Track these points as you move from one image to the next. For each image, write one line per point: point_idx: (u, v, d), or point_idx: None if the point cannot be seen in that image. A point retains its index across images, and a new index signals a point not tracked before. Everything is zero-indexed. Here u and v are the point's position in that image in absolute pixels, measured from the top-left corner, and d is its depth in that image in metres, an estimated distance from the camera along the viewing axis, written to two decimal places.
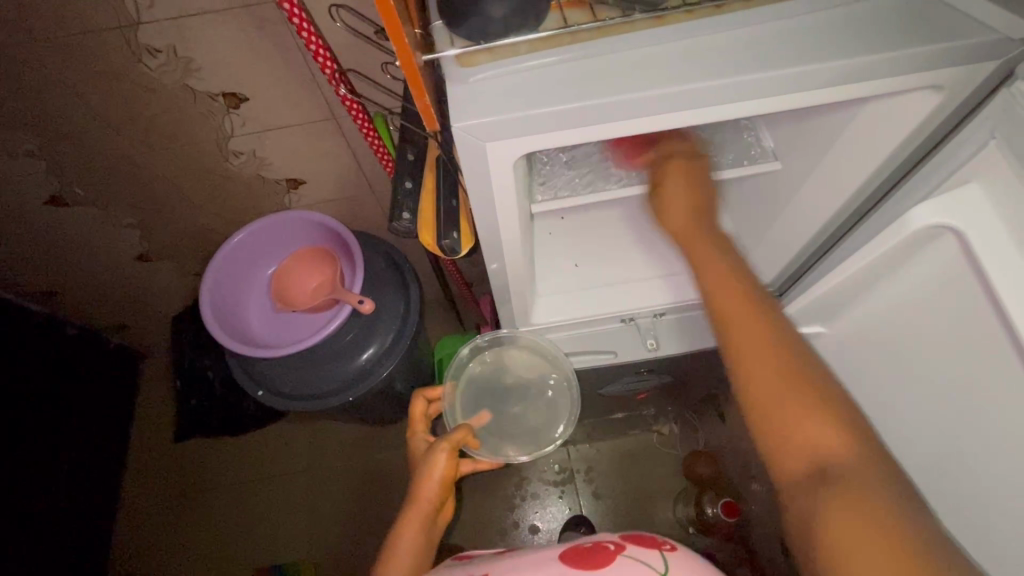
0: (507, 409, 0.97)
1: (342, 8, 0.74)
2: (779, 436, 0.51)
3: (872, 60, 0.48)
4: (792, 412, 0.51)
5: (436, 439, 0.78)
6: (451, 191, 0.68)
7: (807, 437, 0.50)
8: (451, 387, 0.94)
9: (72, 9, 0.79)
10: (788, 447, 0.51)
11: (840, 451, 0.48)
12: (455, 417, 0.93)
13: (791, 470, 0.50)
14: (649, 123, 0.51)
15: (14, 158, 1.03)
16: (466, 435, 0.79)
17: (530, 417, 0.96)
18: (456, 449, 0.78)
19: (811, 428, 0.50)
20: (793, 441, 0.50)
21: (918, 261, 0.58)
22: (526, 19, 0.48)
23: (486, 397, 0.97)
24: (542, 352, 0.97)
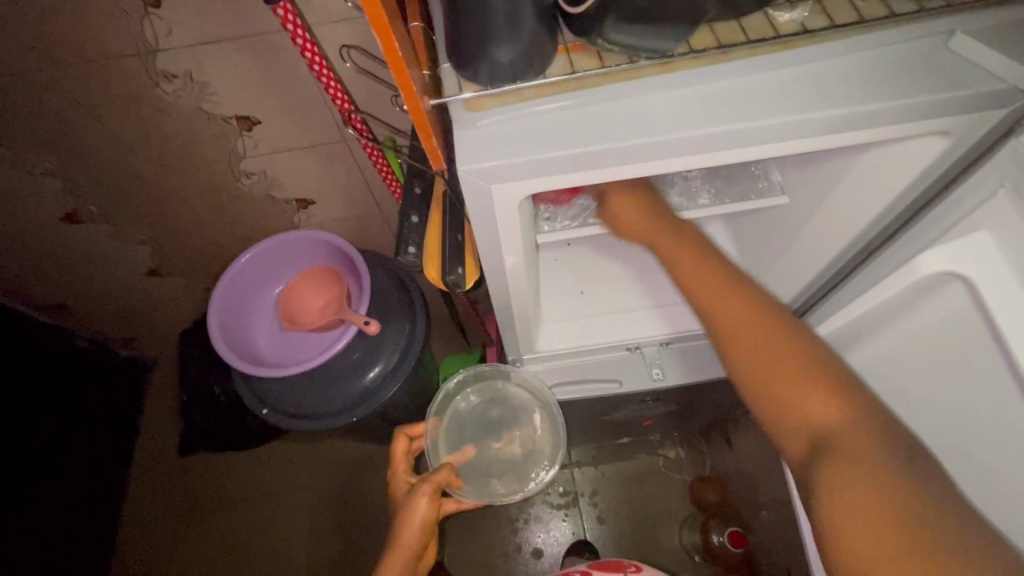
0: (492, 444, 0.94)
1: (352, 49, 0.78)
2: (785, 419, 0.54)
3: (877, 108, 0.48)
4: (796, 391, 0.54)
5: (418, 480, 0.78)
6: (457, 225, 0.68)
7: (805, 412, 0.53)
8: (434, 422, 0.93)
9: (92, 36, 0.81)
10: (793, 428, 0.53)
11: (836, 421, 0.51)
12: (438, 453, 0.91)
13: (793, 443, 0.54)
14: (654, 166, 0.52)
15: (31, 176, 1.06)
16: (448, 475, 0.79)
17: (517, 452, 0.94)
18: (438, 491, 0.77)
19: (809, 402, 0.53)
20: (795, 417, 0.53)
21: (927, 306, 0.57)
22: (531, 65, 0.49)
23: (471, 431, 0.95)
24: (530, 387, 0.97)
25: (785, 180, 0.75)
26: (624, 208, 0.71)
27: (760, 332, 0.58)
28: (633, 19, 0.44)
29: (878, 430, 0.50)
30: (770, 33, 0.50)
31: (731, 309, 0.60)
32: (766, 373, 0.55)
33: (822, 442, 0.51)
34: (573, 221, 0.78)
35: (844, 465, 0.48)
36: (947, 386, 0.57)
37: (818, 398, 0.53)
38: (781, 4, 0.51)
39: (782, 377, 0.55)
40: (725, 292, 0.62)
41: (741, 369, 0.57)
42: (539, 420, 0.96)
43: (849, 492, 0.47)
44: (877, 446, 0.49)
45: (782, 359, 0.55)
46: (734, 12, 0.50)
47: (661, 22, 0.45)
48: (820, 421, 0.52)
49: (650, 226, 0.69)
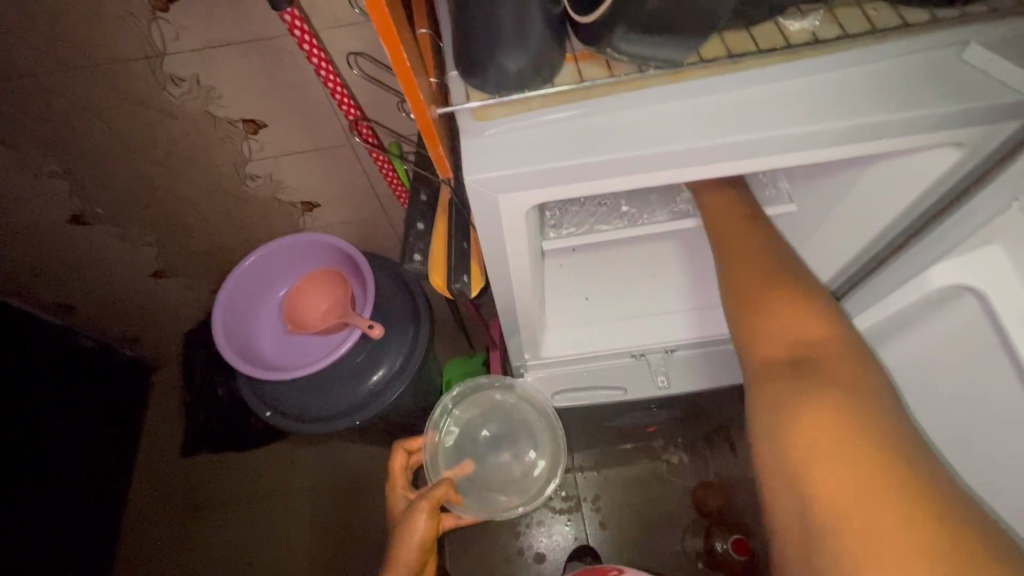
0: (491, 458, 0.96)
1: (359, 56, 0.78)
2: (771, 324, 0.61)
3: (888, 119, 0.48)
4: (784, 307, 0.61)
5: (416, 497, 0.78)
6: (463, 232, 0.68)
7: (791, 323, 0.60)
8: (433, 435, 0.95)
9: (100, 39, 0.81)
10: (776, 334, 0.60)
11: (822, 333, 0.58)
12: (437, 467, 0.93)
13: (773, 357, 0.59)
14: (662, 176, 0.52)
15: (38, 178, 1.06)
16: (447, 491, 0.79)
17: (517, 466, 0.96)
18: (437, 507, 0.78)
19: (797, 312, 0.61)
20: (784, 326, 0.60)
21: (938, 318, 0.57)
22: (538, 74, 0.48)
23: (471, 445, 0.97)
24: (530, 399, 0.98)
25: (794, 187, 0.75)
26: (713, 199, 0.73)
27: (760, 260, 0.67)
28: (643, 30, 0.44)
29: (860, 350, 0.57)
30: (781, 43, 0.50)
31: (739, 247, 0.68)
32: (767, 286, 0.64)
33: (800, 357, 0.57)
34: (579, 228, 0.77)
35: (821, 371, 0.54)
36: (956, 399, 0.56)
37: (806, 311, 0.61)
38: (791, 14, 0.50)
39: (779, 292, 0.63)
40: (742, 238, 0.69)
41: (739, 283, 0.66)
42: (539, 434, 0.98)
43: (821, 411, 0.50)
44: (860, 369, 0.54)
45: (781, 279, 0.64)
46: (745, 22, 0.49)
47: (672, 32, 0.44)
48: (803, 330, 0.59)
49: (720, 214, 0.71)
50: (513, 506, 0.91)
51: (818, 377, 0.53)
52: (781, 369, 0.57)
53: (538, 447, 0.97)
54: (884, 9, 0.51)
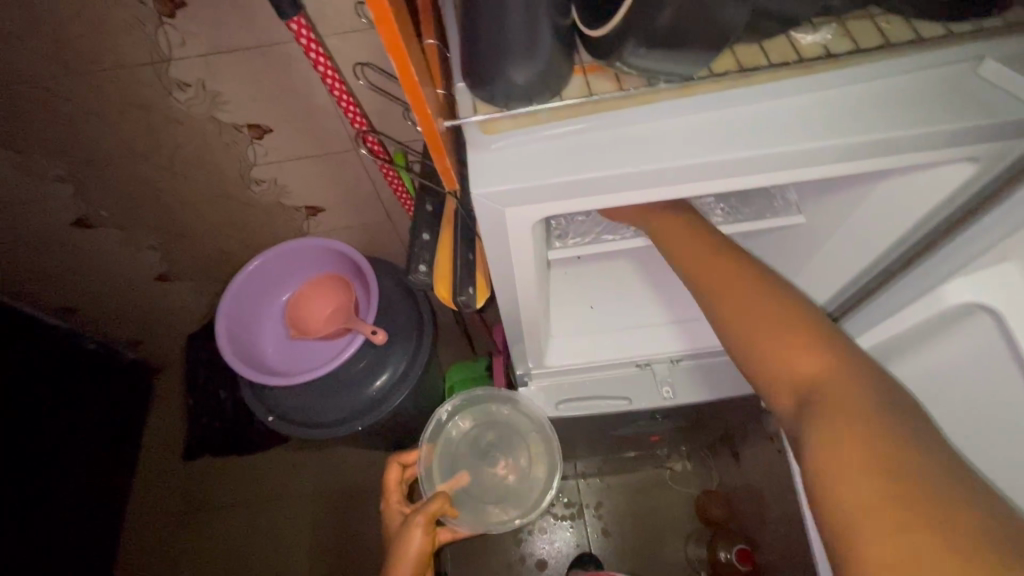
0: (487, 469, 0.98)
1: (367, 66, 0.78)
2: (773, 372, 0.55)
3: (899, 134, 0.47)
4: (783, 344, 0.55)
5: (412, 510, 0.78)
6: (469, 244, 0.67)
7: (791, 366, 0.54)
8: (428, 449, 0.96)
9: (107, 45, 0.81)
10: (780, 382, 0.54)
11: (820, 372, 0.52)
12: (433, 480, 0.94)
13: (781, 401, 0.54)
14: (671, 189, 0.51)
15: (43, 182, 1.06)
16: (443, 504, 0.79)
17: (512, 477, 0.97)
18: (432, 521, 0.78)
19: (795, 355, 0.54)
20: (785, 373, 0.54)
21: (953, 333, 0.56)
22: (546, 87, 0.48)
23: (466, 456, 0.99)
24: (525, 412, 0.99)
25: (803, 199, 0.73)
26: (663, 221, 0.67)
27: (757, 296, 0.59)
28: (654, 44, 0.43)
29: (859, 376, 0.51)
30: (792, 56, 0.49)
31: (727, 284, 0.61)
32: (760, 326, 0.57)
33: (808, 395, 0.51)
34: (585, 237, 0.76)
35: (828, 414, 0.48)
36: (967, 415, 0.56)
37: (804, 350, 0.54)
38: (804, 26, 0.50)
39: (773, 333, 0.56)
40: (725, 275, 0.62)
41: (734, 328, 0.59)
42: (533, 444, 0.99)
43: (832, 422, 0.48)
44: (865, 395, 0.49)
45: (774, 317, 0.57)
46: (756, 36, 0.49)
47: (683, 46, 0.44)
48: (805, 370, 0.53)
49: (678, 237, 0.66)
50: (508, 517, 0.93)
51: (824, 413, 0.49)
52: (794, 424, 0.51)
53: (532, 457, 0.98)
54: (898, 22, 0.50)
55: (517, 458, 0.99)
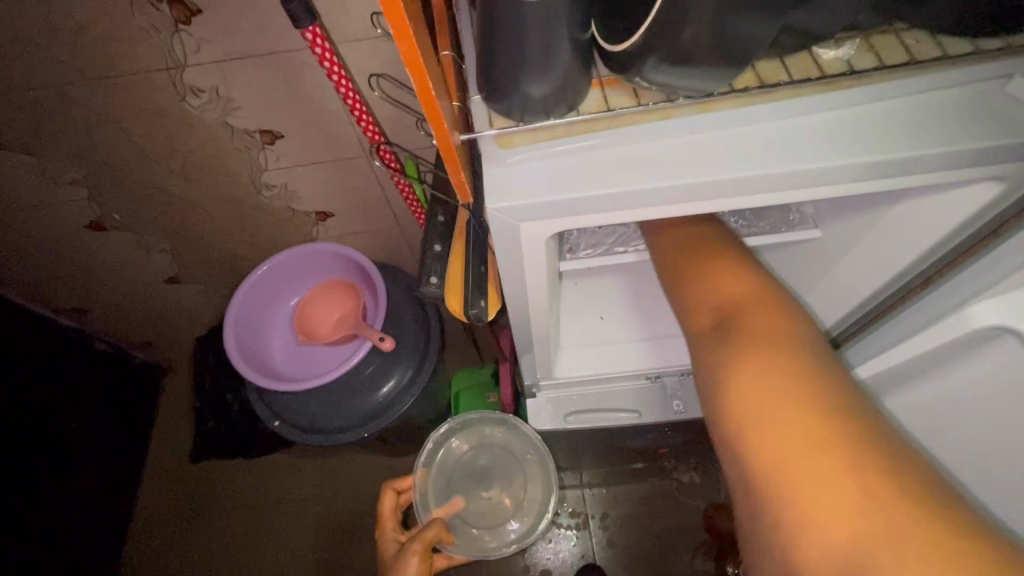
0: (482, 492, 0.99)
1: (382, 77, 0.79)
2: (699, 293, 0.65)
3: (923, 154, 0.46)
4: (711, 268, 0.65)
5: (409, 539, 0.78)
6: (480, 256, 0.66)
7: (715, 289, 0.64)
8: (423, 474, 0.96)
9: (122, 51, 0.82)
10: (705, 304, 0.64)
11: (740, 293, 0.62)
12: (428, 506, 0.95)
13: (700, 322, 0.64)
14: (687, 206, 0.51)
15: (58, 185, 1.06)
16: (439, 532, 0.79)
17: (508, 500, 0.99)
18: (429, 548, 0.78)
19: (722, 279, 0.64)
20: (710, 296, 0.64)
21: (977, 357, 0.54)
22: (563, 101, 0.47)
23: (461, 480, 1.00)
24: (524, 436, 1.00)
25: (819, 212, 0.71)
26: (673, 230, 0.70)
27: (726, 263, 0.65)
28: (675, 60, 0.43)
29: (781, 304, 0.60)
30: (815, 73, 0.48)
31: (698, 259, 0.66)
32: (705, 262, 0.66)
33: (724, 317, 0.61)
34: (597, 249, 0.75)
35: (741, 330, 0.57)
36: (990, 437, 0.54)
37: (729, 276, 0.64)
38: (826, 42, 0.49)
39: (709, 269, 0.65)
40: (706, 254, 0.66)
41: (678, 269, 0.68)
42: (528, 467, 1.01)
43: (753, 370, 0.53)
44: (776, 315, 0.58)
45: (717, 260, 0.66)
46: (778, 51, 0.48)
47: (706, 62, 0.43)
48: (728, 293, 0.63)
49: (679, 237, 0.69)
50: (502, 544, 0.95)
51: (745, 345, 0.55)
52: (709, 336, 0.61)
53: (528, 481, 1.00)
54: (922, 38, 0.49)
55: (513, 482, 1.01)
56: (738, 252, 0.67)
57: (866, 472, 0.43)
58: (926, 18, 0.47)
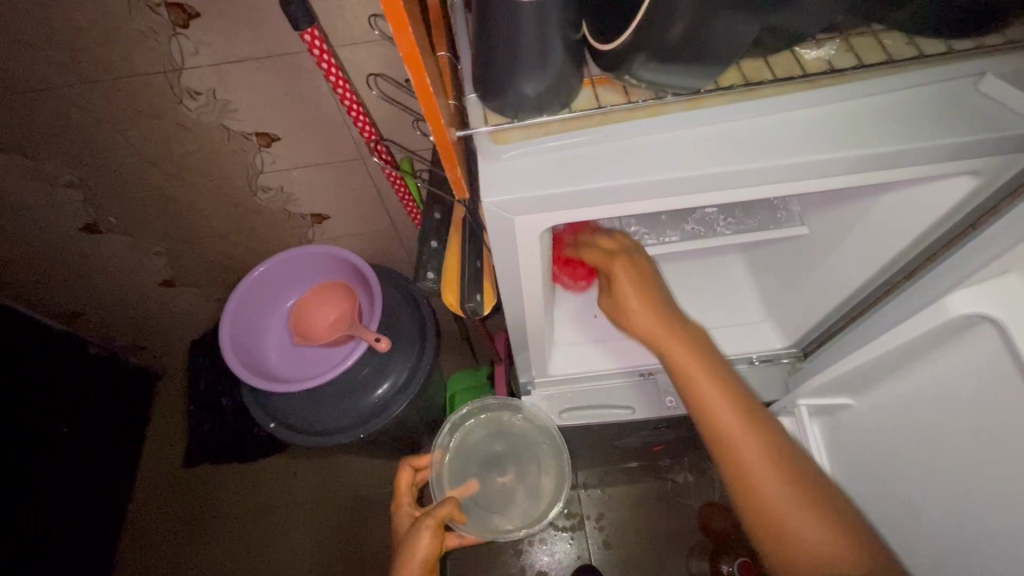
0: (496, 479, 0.95)
1: (380, 79, 0.80)
2: (779, 541, 0.56)
3: (901, 149, 0.48)
4: (688, 355, 0.65)
5: (421, 515, 0.78)
6: (476, 252, 0.68)
7: (803, 538, 0.55)
8: (439, 454, 0.95)
9: (120, 53, 0.83)
10: (788, 553, 0.55)
11: (736, 418, 0.61)
12: (443, 486, 0.92)
13: (714, 442, 0.62)
14: (676, 200, 0.52)
15: (54, 188, 1.07)
16: (452, 510, 0.79)
17: (522, 488, 0.94)
18: (440, 525, 0.78)
19: (801, 523, 0.55)
20: (794, 548, 0.55)
21: (955, 347, 0.56)
22: (557, 97, 0.49)
23: (477, 463, 0.96)
24: (538, 424, 0.97)
25: (804, 211, 0.75)
26: (723, 425, 0.61)
27: (790, 484, 0.57)
28: (664, 58, 0.44)
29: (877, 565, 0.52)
30: (798, 72, 0.50)
31: (778, 500, 0.57)
32: (769, 492, 0.57)
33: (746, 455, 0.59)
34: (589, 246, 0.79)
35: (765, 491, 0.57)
36: (967, 429, 0.55)
37: (809, 520, 0.55)
38: (808, 43, 0.51)
39: (790, 512, 0.56)
40: (780, 483, 0.57)
41: (742, 496, 0.59)
42: (544, 455, 0.96)
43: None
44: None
45: (788, 488, 0.57)
46: (762, 51, 0.50)
47: (692, 60, 0.45)
48: (818, 550, 0.54)
49: (730, 434, 0.61)
50: (514, 529, 0.90)
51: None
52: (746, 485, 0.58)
53: (543, 468, 0.95)
54: (899, 39, 0.52)
55: (528, 469, 0.96)
56: (802, 466, 0.59)
57: None
58: (903, 20, 0.49)
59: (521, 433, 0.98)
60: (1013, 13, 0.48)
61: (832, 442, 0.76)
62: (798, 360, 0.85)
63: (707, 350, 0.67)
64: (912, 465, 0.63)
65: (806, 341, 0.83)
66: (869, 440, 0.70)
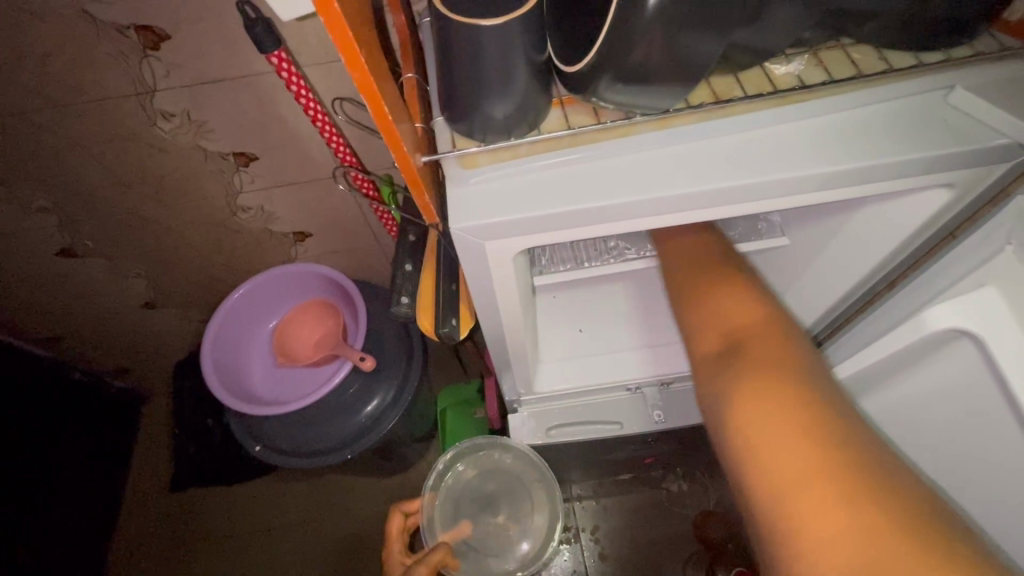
0: (488, 519, 0.95)
1: (345, 101, 0.80)
2: (708, 322, 0.62)
3: (873, 164, 0.48)
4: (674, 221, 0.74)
5: (413, 563, 0.77)
6: (451, 275, 0.66)
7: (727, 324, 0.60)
8: (429, 498, 0.93)
9: (89, 77, 0.81)
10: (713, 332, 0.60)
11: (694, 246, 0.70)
12: (434, 531, 0.91)
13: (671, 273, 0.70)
14: (651, 221, 0.52)
15: (27, 213, 1.04)
16: (445, 556, 0.77)
17: (513, 528, 0.94)
18: (433, 571, 0.76)
19: (735, 307, 0.61)
20: (716, 325, 0.61)
21: (935, 360, 0.55)
22: (524, 120, 0.48)
23: (468, 505, 0.95)
24: (529, 460, 0.95)
25: (784, 221, 0.75)
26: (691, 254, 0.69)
27: (731, 284, 0.64)
28: (630, 80, 0.44)
29: (787, 341, 0.56)
30: (768, 88, 0.50)
31: (715, 294, 0.63)
32: (710, 286, 0.64)
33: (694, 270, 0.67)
34: (567, 262, 0.77)
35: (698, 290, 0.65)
36: (950, 445, 0.54)
37: (734, 309, 0.61)
38: (777, 58, 0.51)
39: (723, 299, 0.62)
40: (714, 283, 0.64)
41: (684, 298, 0.66)
42: (535, 491, 0.96)
43: (748, 381, 0.52)
44: (784, 344, 0.55)
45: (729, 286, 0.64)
46: (731, 68, 0.50)
47: (661, 80, 0.44)
48: (740, 326, 0.59)
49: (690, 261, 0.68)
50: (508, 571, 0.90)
51: (743, 364, 0.54)
52: (689, 291, 0.66)
53: (535, 508, 0.95)
54: (868, 53, 0.52)
55: (520, 508, 0.96)
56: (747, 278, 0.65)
57: (831, 457, 0.44)
58: (870, 34, 0.49)
59: (512, 471, 0.97)
60: (977, 27, 0.48)
61: None
62: None
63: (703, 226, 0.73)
64: None
65: None
66: None
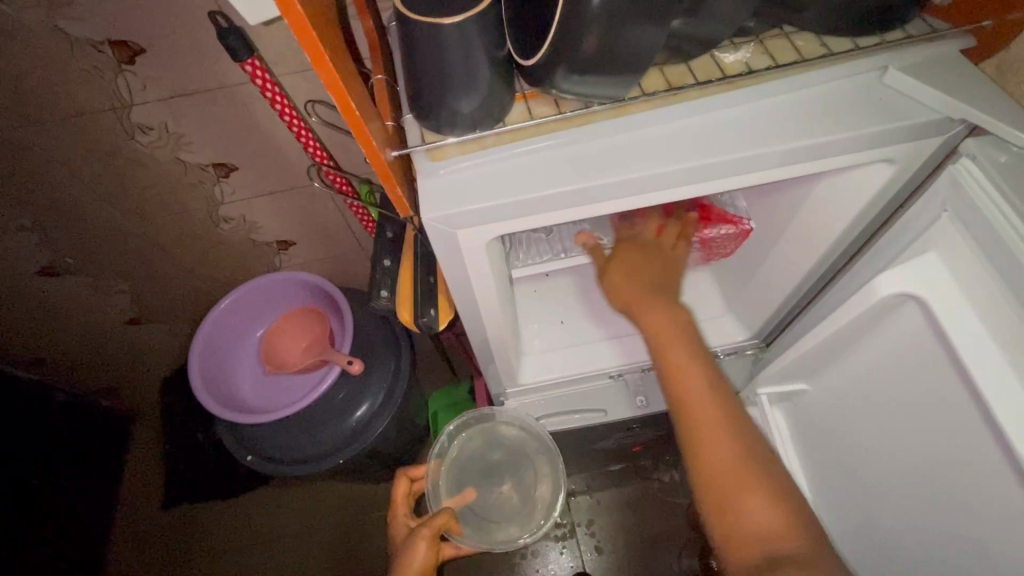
0: (494, 486, 0.97)
1: (317, 104, 0.82)
2: (728, 527, 0.57)
3: (818, 142, 0.51)
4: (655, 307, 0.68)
5: (418, 525, 0.79)
6: (428, 268, 0.69)
7: (747, 503, 0.56)
8: (435, 464, 0.94)
9: (64, 93, 0.82)
10: (735, 542, 0.56)
11: (692, 369, 0.64)
12: (439, 496, 0.92)
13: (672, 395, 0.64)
14: (612, 205, 0.54)
15: (7, 233, 1.05)
16: (449, 520, 0.80)
17: (517, 496, 0.96)
18: (437, 535, 0.78)
19: (754, 503, 0.56)
20: (736, 516, 0.57)
21: (888, 326, 0.58)
22: (489, 115, 0.51)
23: (473, 473, 0.97)
24: (530, 429, 0.97)
25: (749, 207, 0.79)
26: (695, 415, 0.61)
27: (738, 443, 0.60)
28: (585, 70, 0.47)
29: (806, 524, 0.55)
30: (717, 75, 0.53)
31: (722, 457, 0.59)
32: (716, 444, 0.59)
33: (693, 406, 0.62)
34: (543, 255, 0.80)
35: (701, 439, 0.60)
36: (907, 406, 0.57)
37: (752, 486, 0.57)
38: (725, 48, 0.54)
39: (727, 469, 0.58)
40: (723, 438, 0.60)
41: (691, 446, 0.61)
42: (538, 463, 0.97)
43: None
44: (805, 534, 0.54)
45: (744, 471, 0.58)
46: (681, 57, 0.53)
47: (613, 70, 0.47)
48: (765, 534, 0.55)
49: (691, 391, 0.62)
50: (512, 537, 0.91)
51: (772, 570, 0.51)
52: (698, 438, 0.60)
53: (538, 477, 0.96)
54: (810, 40, 0.55)
55: (524, 478, 0.98)
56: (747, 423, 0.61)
57: None
58: (810, 22, 0.52)
59: (516, 442, 0.98)
60: (907, 12, 0.51)
61: (795, 427, 0.76)
62: (761, 349, 0.89)
63: (665, 290, 0.70)
64: (867, 447, 0.64)
65: (767, 330, 0.86)
66: (827, 422, 0.70)
